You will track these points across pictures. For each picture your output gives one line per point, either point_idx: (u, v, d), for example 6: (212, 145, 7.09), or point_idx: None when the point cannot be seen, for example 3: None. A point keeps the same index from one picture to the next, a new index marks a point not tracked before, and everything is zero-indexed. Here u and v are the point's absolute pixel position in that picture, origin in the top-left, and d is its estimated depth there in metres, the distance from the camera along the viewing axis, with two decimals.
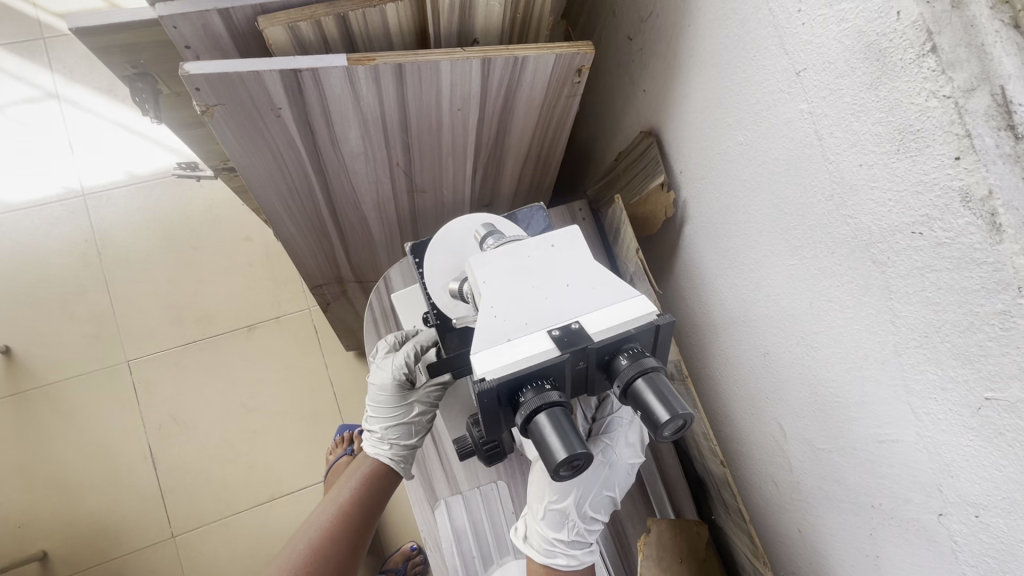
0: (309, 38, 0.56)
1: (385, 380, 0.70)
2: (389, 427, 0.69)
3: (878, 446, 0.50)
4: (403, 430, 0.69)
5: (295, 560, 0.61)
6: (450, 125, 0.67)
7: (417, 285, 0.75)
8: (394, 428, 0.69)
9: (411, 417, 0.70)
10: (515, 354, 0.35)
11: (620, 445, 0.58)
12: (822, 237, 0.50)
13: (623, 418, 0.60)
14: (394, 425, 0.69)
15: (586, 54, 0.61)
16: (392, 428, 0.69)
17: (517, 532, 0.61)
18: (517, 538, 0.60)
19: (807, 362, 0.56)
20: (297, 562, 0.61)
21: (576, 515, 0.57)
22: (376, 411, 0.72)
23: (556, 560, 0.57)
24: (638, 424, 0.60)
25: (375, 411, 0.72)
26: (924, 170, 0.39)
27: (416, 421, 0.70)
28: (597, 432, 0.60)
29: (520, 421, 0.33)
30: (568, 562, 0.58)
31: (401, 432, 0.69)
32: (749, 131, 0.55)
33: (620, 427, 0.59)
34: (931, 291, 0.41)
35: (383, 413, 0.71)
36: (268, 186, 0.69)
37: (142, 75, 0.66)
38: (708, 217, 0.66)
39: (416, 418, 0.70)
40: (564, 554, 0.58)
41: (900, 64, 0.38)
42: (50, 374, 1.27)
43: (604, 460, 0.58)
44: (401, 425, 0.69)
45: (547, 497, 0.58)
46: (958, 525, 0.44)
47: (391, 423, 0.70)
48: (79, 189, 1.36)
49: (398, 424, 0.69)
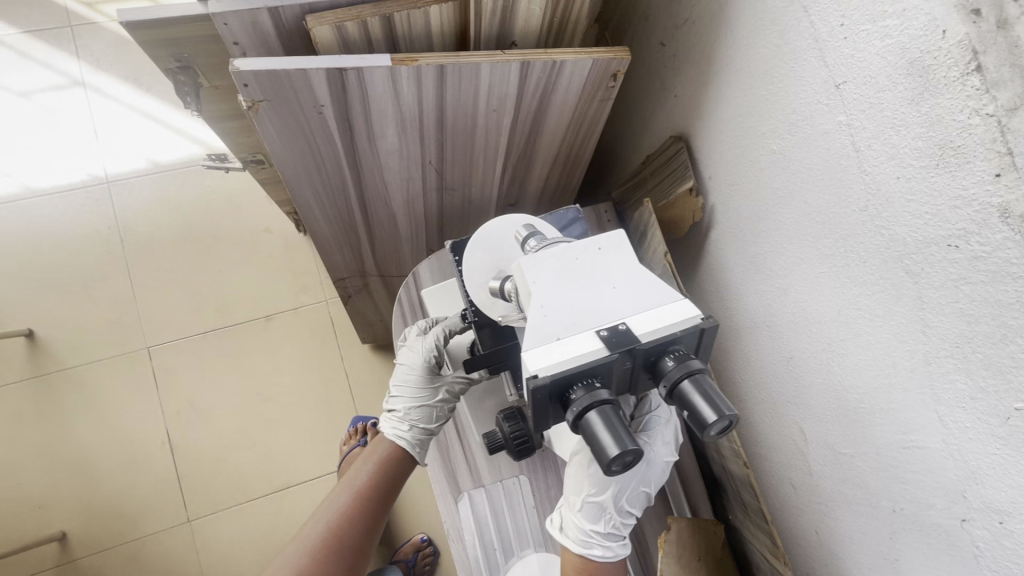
0: (355, 38, 0.57)
1: (415, 360, 0.71)
2: (412, 408, 0.70)
3: (902, 452, 0.51)
4: (424, 413, 0.70)
5: (313, 545, 0.58)
6: (484, 125, 0.69)
7: (453, 281, 0.77)
8: (416, 410, 0.70)
9: (434, 402, 0.71)
10: (566, 352, 0.37)
11: (657, 443, 0.60)
12: (855, 246, 0.51)
13: (661, 418, 0.61)
14: (417, 407, 0.70)
15: (622, 59, 0.62)
16: (416, 409, 0.70)
17: (552, 523, 0.62)
18: (553, 529, 0.60)
19: (832, 368, 0.58)
20: (314, 548, 0.58)
21: (614, 508, 0.58)
22: (402, 391, 0.72)
23: (593, 550, 0.58)
24: (673, 423, 0.62)
25: (400, 391, 0.73)
26: (962, 185, 0.40)
27: (438, 406, 0.71)
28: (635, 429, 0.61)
29: (571, 418, 0.35)
30: (603, 553, 0.59)
31: (423, 415, 0.70)
32: (784, 141, 0.56)
33: (658, 425, 0.60)
34: (965, 303, 0.42)
35: (408, 393, 0.72)
36: (304, 181, 0.70)
37: (185, 68, 0.67)
38: (737, 223, 0.67)
39: (439, 403, 0.71)
40: (600, 545, 0.58)
41: (943, 81, 0.39)
42: (72, 358, 1.29)
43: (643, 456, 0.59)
44: (423, 408, 0.70)
45: (585, 489, 0.58)
46: (981, 531, 0.45)
47: (415, 404, 0.71)
48: (103, 176, 1.38)
49: (420, 406, 0.71)
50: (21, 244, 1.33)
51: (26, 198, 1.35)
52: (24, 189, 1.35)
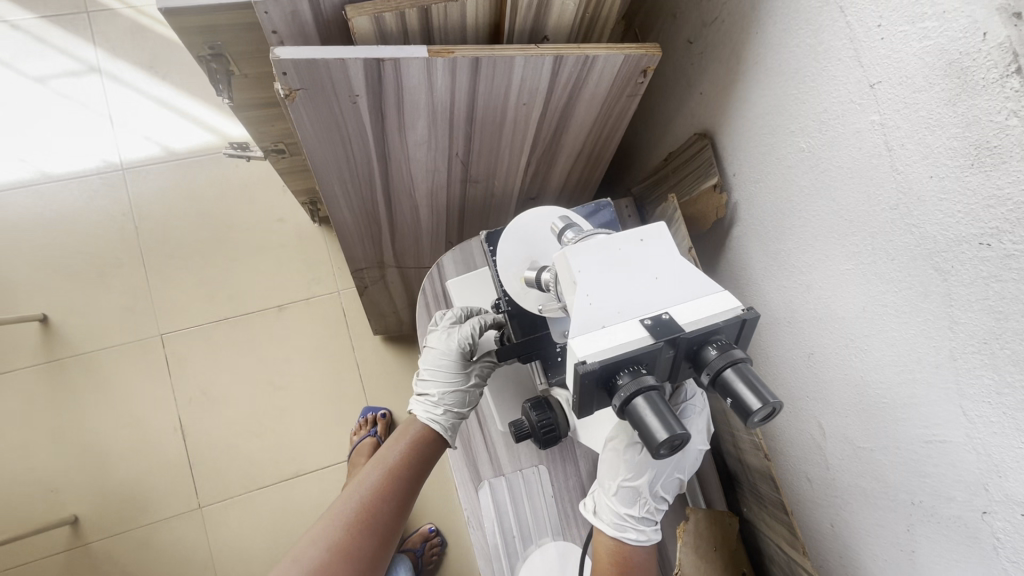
0: (391, 28, 0.58)
1: (450, 346, 0.72)
2: (446, 391, 0.70)
3: (924, 446, 0.52)
4: (459, 397, 0.70)
5: (346, 519, 0.58)
6: (513, 118, 0.69)
7: (485, 268, 0.80)
8: (451, 394, 0.70)
9: (467, 386, 0.72)
10: (612, 340, 0.38)
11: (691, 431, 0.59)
12: (883, 244, 0.52)
13: (696, 405, 0.60)
14: (451, 391, 0.70)
15: (654, 55, 0.63)
16: (450, 393, 0.70)
17: (585, 507, 0.63)
18: (587, 512, 0.62)
19: (855, 364, 0.59)
20: (347, 522, 0.58)
21: (649, 493, 0.59)
22: (433, 375, 0.72)
23: (627, 534, 0.59)
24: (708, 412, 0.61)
25: (431, 376, 0.72)
26: (997, 184, 0.40)
27: (471, 390, 0.72)
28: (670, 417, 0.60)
29: (617, 403, 0.36)
30: (637, 537, 0.60)
31: (456, 399, 0.70)
32: (813, 139, 0.57)
33: (692, 414, 0.60)
34: (994, 300, 0.43)
35: (440, 378, 0.72)
36: (332, 170, 0.71)
37: (217, 56, 0.67)
38: (760, 219, 0.68)
39: (472, 388, 0.72)
40: (634, 528, 0.59)
41: (981, 83, 0.40)
42: (86, 343, 1.30)
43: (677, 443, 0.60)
44: (458, 392, 0.71)
45: (620, 474, 0.60)
46: (1002, 523, 0.45)
47: (448, 388, 0.71)
48: (118, 163, 1.38)
49: (455, 390, 0.71)
50: (36, 229, 1.33)
51: (41, 183, 1.35)
52: (39, 175, 1.35)
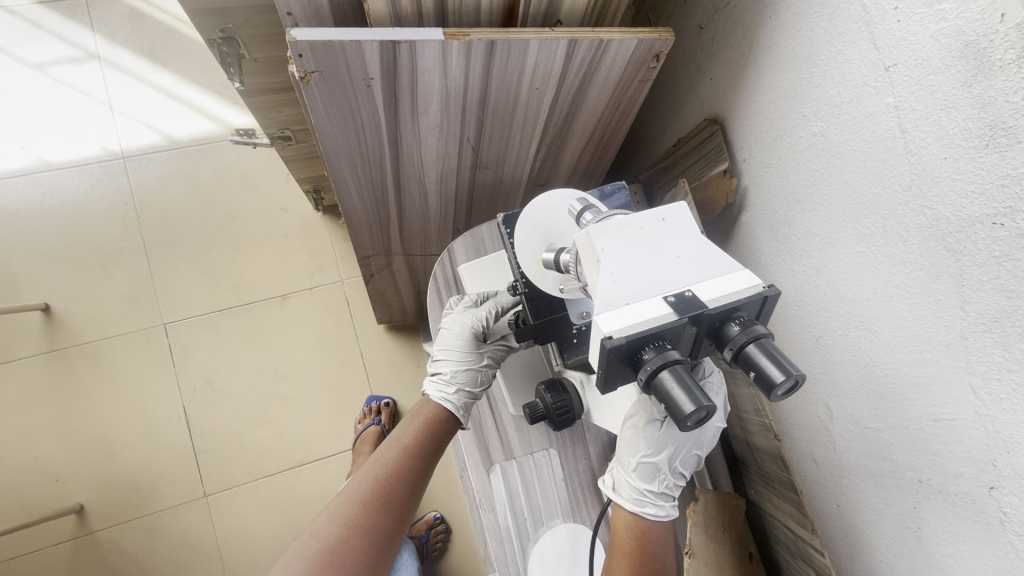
0: (406, 11, 0.58)
1: (464, 327, 0.74)
2: (459, 370, 0.71)
3: (933, 424, 0.53)
4: (471, 376, 0.71)
5: (362, 495, 0.57)
6: (525, 102, 0.69)
7: (502, 252, 0.79)
8: (464, 372, 0.71)
9: (480, 366, 0.73)
10: (637, 315, 0.38)
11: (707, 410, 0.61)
12: (895, 226, 0.53)
13: (713, 384, 0.61)
14: (463, 369, 0.71)
15: (666, 40, 0.63)
16: (462, 372, 0.71)
17: (604, 484, 0.64)
18: (607, 488, 0.63)
19: (864, 346, 0.60)
20: (362, 497, 0.57)
21: (669, 469, 0.61)
22: (447, 356, 0.73)
23: (646, 509, 0.60)
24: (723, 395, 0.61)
25: (445, 355, 0.73)
26: (1011, 164, 0.41)
27: (483, 370, 0.72)
28: None
29: (644, 377, 0.37)
30: (655, 512, 0.61)
31: (468, 378, 0.71)
32: (826, 123, 0.58)
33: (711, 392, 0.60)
34: (1007, 279, 0.44)
35: (454, 357, 0.73)
36: (342, 154, 0.70)
37: (228, 39, 0.67)
38: (770, 205, 0.69)
39: (484, 367, 0.73)
40: (653, 503, 0.60)
41: (998, 64, 0.41)
42: (88, 333, 1.29)
43: None
44: (470, 371, 0.71)
45: (641, 451, 0.60)
46: (1009, 497, 0.47)
47: (461, 367, 0.72)
48: (118, 151, 1.37)
49: (467, 368, 0.71)
50: (36, 218, 1.32)
51: (41, 172, 1.34)
52: (39, 163, 1.34)
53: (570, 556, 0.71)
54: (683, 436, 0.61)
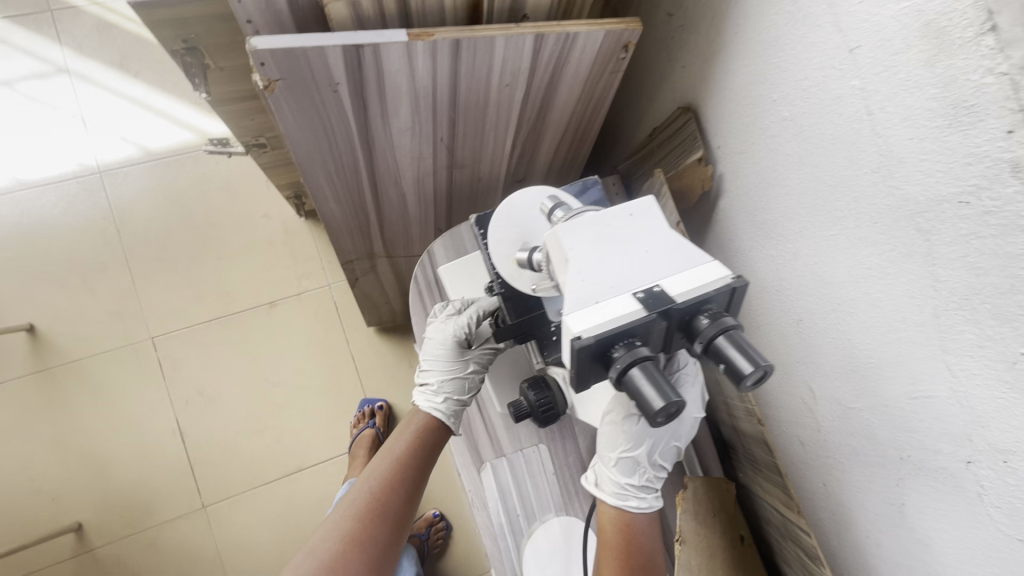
0: (368, 13, 0.57)
1: (445, 335, 0.72)
2: (445, 380, 0.70)
3: (911, 402, 0.54)
4: (458, 384, 0.70)
5: (358, 509, 0.57)
6: (496, 100, 0.69)
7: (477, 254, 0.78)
8: (450, 382, 0.70)
9: (466, 373, 0.72)
10: (606, 314, 0.38)
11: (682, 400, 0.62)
12: (866, 208, 0.53)
13: (689, 374, 0.63)
14: (450, 378, 0.70)
15: (634, 30, 0.63)
16: (448, 381, 0.70)
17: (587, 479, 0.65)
18: (589, 484, 0.63)
19: (843, 328, 0.60)
20: (359, 511, 0.57)
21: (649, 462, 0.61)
22: (433, 365, 0.73)
23: (629, 502, 0.61)
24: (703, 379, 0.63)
25: (430, 365, 0.73)
26: (975, 142, 0.42)
27: (470, 377, 0.72)
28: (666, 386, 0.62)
29: (614, 375, 0.37)
30: (639, 505, 0.61)
31: (455, 386, 0.70)
32: (795, 107, 0.58)
33: (687, 382, 0.62)
34: (975, 257, 0.44)
35: (439, 367, 0.72)
36: (315, 160, 0.70)
37: (191, 49, 0.66)
38: (746, 191, 0.69)
39: (471, 374, 0.72)
40: (635, 496, 0.61)
41: (957, 43, 0.41)
42: (75, 351, 1.28)
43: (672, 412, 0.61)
44: (456, 379, 0.71)
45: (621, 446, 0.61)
46: (986, 471, 0.49)
47: (447, 376, 0.71)
48: (95, 165, 1.35)
49: (453, 377, 0.71)
50: (15, 237, 1.30)
51: (17, 191, 1.32)
52: (15, 182, 1.32)
53: (563, 550, 0.72)
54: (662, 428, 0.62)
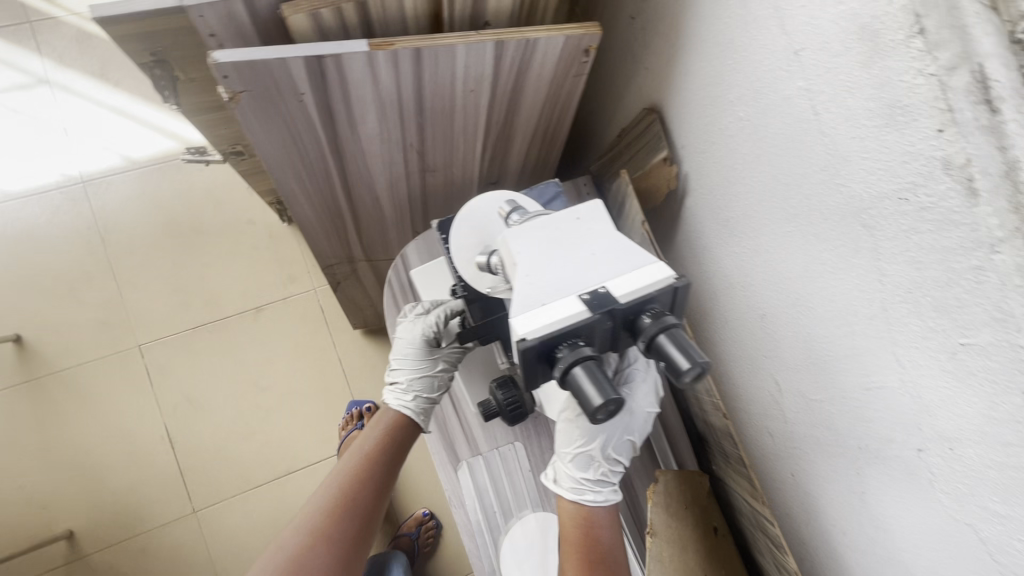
0: (330, 24, 0.59)
1: (414, 335, 0.73)
2: (414, 378, 0.72)
3: (867, 392, 0.56)
4: (427, 382, 0.72)
5: (326, 504, 0.59)
6: (462, 106, 0.70)
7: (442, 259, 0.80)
8: (419, 380, 0.72)
9: (435, 371, 0.73)
10: (551, 315, 0.39)
11: (637, 392, 0.64)
12: (817, 205, 0.54)
13: (640, 368, 0.66)
14: (418, 377, 0.72)
15: (594, 34, 0.64)
16: (417, 380, 0.72)
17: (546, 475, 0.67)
18: (548, 480, 0.65)
19: (802, 321, 0.62)
20: (328, 507, 0.59)
21: (602, 456, 0.62)
22: (402, 364, 0.74)
23: (584, 496, 0.63)
24: (653, 372, 0.66)
25: (400, 365, 0.74)
26: (910, 141, 0.43)
27: (440, 375, 0.73)
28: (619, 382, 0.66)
29: (558, 375, 0.38)
30: (595, 498, 0.63)
31: (424, 384, 0.72)
32: (750, 108, 0.59)
33: (637, 376, 0.65)
34: (915, 251, 0.46)
35: (408, 366, 0.74)
36: (287, 168, 0.72)
37: (160, 62, 0.67)
38: (709, 189, 0.70)
39: (440, 372, 0.73)
40: (590, 490, 0.63)
41: (890, 45, 0.42)
42: (63, 360, 1.29)
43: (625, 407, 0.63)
44: (425, 378, 0.72)
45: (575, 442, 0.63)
46: (935, 458, 0.50)
47: (416, 375, 0.72)
48: (78, 176, 1.36)
49: (422, 376, 0.72)
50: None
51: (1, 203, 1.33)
52: None
53: (540, 547, 0.73)
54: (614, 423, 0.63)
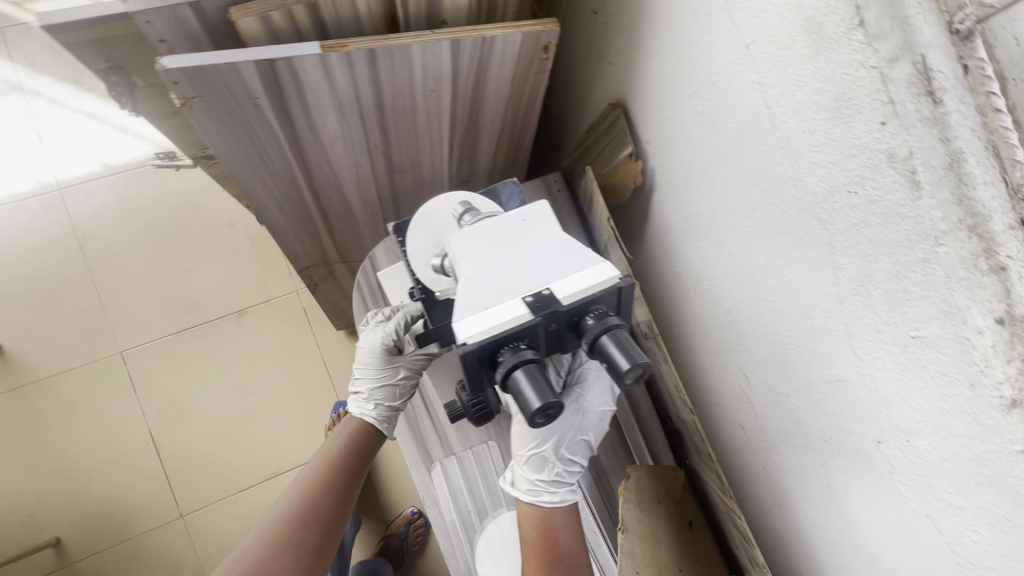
0: (283, 27, 0.58)
1: (374, 344, 0.75)
2: (375, 388, 0.75)
3: (828, 385, 0.56)
4: (388, 391, 0.75)
5: (291, 509, 0.63)
6: (424, 105, 0.70)
7: (401, 262, 0.79)
8: (379, 390, 0.75)
9: (397, 379, 0.76)
10: (494, 318, 0.39)
11: (589, 393, 0.68)
12: (774, 199, 0.54)
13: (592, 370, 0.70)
14: (379, 387, 0.75)
15: (551, 31, 0.63)
16: (378, 389, 0.75)
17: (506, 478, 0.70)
18: (506, 483, 0.69)
19: (765, 315, 0.62)
20: (293, 511, 0.63)
21: (554, 457, 0.66)
22: (363, 373, 0.77)
23: (540, 496, 0.66)
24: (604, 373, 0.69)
25: (361, 374, 0.77)
26: (856, 134, 0.43)
27: (401, 384, 0.76)
28: (571, 383, 0.69)
29: (499, 378, 0.38)
30: (551, 498, 0.66)
31: (386, 393, 0.75)
32: (707, 102, 0.59)
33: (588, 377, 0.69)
34: (866, 245, 0.46)
35: (369, 375, 0.77)
36: (250, 173, 0.71)
37: (116, 68, 0.66)
38: (674, 184, 0.70)
39: (401, 381, 0.76)
40: (546, 490, 0.66)
41: (833, 37, 0.42)
42: (45, 368, 1.29)
43: (576, 407, 0.67)
44: (386, 387, 0.75)
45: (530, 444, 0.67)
46: (893, 450, 0.50)
47: (376, 384, 0.76)
48: (53, 183, 1.35)
49: (383, 385, 0.75)
50: None
51: None
52: None
53: (514, 545, 0.73)
54: (567, 423, 0.67)
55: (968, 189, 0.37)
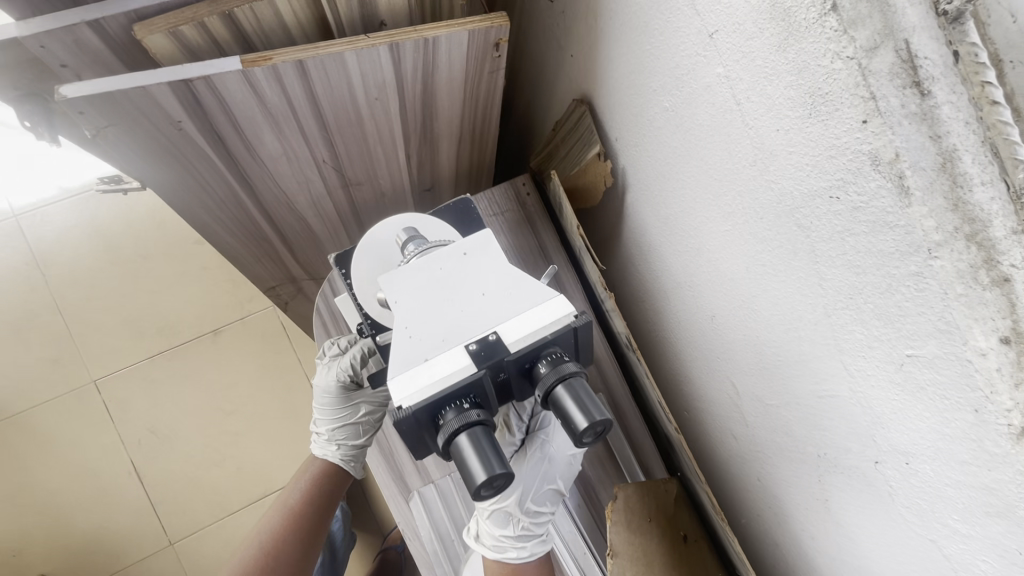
0: (198, 42, 0.52)
1: (329, 380, 0.73)
2: (335, 428, 0.75)
3: (820, 401, 0.51)
4: (349, 431, 0.75)
5: (249, 563, 0.65)
6: (370, 115, 0.64)
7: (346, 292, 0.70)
8: (340, 430, 0.75)
9: (358, 418, 0.76)
10: (431, 375, 0.40)
11: (554, 439, 0.68)
12: (751, 203, 0.49)
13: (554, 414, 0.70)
14: (339, 427, 0.75)
15: (501, 26, 0.57)
16: (339, 430, 0.75)
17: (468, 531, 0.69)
18: (470, 538, 0.68)
19: (750, 324, 0.57)
20: (252, 564, 0.65)
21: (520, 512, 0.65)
22: (322, 415, 0.76)
23: (507, 553, 0.65)
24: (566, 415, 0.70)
25: (320, 414, 0.77)
26: (835, 134, 0.38)
27: (363, 421, 0.76)
28: (534, 428, 0.69)
29: (442, 445, 0.38)
30: (518, 554, 0.66)
31: (347, 433, 0.75)
32: (673, 97, 0.53)
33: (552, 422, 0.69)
34: (852, 255, 0.41)
35: (328, 415, 0.76)
36: (189, 198, 0.66)
37: (32, 95, 0.60)
38: (646, 184, 0.65)
39: (362, 419, 0.76)
40: (513, 547, 0.65)
41: (804, 25, 0.37)
42: (17, 404, 1.25)
43: (542, 455, 0.67)
44: (347, 426, 0.75)
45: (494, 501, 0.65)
46: (892, 471, 0.46)
47: (336, 425, 0.76)
48: (9, 211, 1.30)
49: (344, 425, 0.75)
50: None
51: None
52: None
53: None
54: (532, 473, 0.67)
55: (962, 192, 0.32)
